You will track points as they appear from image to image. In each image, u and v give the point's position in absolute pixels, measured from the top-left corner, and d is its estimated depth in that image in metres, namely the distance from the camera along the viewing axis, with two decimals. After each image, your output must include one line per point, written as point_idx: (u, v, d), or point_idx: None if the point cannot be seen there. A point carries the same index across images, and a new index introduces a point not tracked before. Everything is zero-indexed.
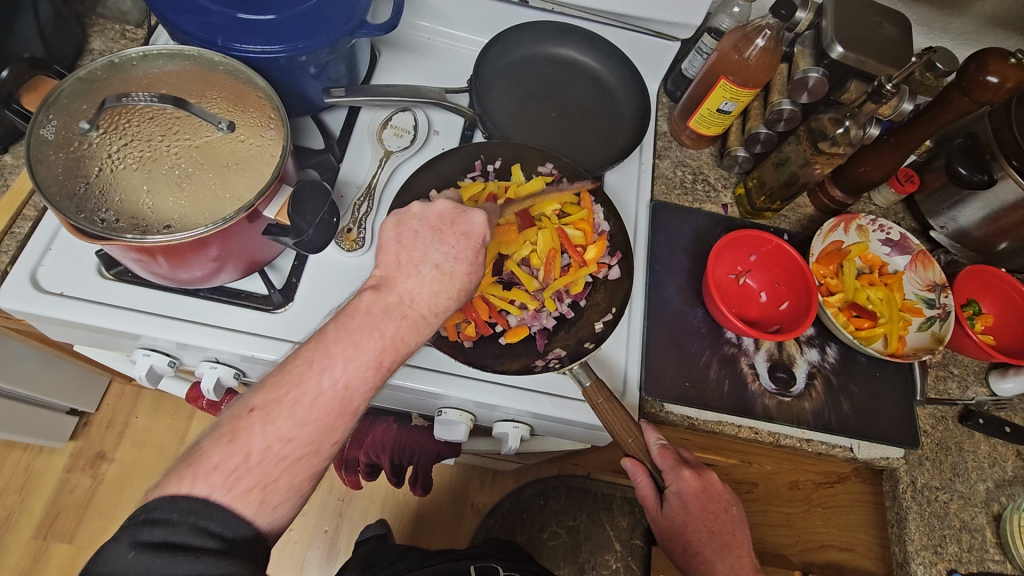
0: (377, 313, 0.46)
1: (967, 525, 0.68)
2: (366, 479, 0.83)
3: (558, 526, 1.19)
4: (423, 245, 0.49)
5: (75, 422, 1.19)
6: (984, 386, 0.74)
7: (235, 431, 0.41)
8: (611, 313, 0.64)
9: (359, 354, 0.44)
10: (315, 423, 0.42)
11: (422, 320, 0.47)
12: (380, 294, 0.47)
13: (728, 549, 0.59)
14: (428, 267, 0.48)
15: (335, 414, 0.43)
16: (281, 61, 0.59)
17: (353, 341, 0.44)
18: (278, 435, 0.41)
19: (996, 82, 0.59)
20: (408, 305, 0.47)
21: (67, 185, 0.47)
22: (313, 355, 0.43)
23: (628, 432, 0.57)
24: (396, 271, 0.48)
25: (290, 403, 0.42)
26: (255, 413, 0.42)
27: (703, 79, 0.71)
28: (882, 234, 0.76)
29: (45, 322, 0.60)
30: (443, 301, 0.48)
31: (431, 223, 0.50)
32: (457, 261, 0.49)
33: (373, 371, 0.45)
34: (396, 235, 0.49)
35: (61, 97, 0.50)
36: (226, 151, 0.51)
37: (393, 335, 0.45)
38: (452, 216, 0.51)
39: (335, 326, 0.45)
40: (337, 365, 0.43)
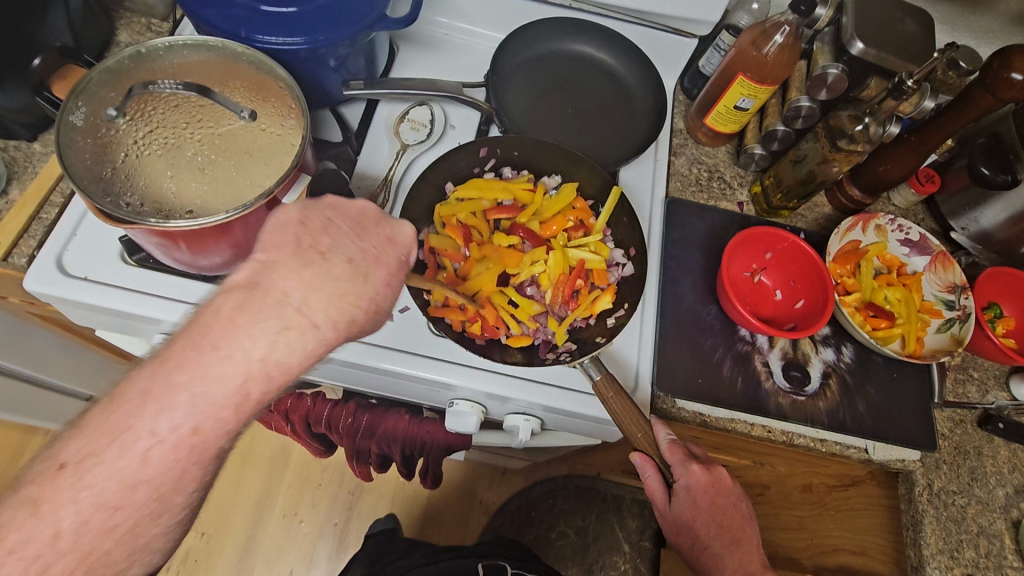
0: (241, 318, 0.40)
1: (985, 531, 0.67)
2: (377, 471, 0.84)
3: (567, 526, 1.24)
4: (335, 235, 0.45)
5: (94, 410, 1.22)
6: (1005, 391, 0.73)
7: (40, 499, 0.36)
8: (623, 310, 0.63)
9: (218, 385, 0.39)
10: (154, 480, 0.38)
11: (312, 330, 0.42)
12: (255, 291, 0.41)
13: (737, 542, 0.59)
14: (338, 260, 0.44)
15: (189, 459, 0.39)
16: (302, 53, 0.60)
17: (202, 365, 0.39)
18: (99, 504, 0.37)
19: (1020, 79, 0.59)
20: (294, 307, 0.41)
21: (94, 170, 0.48)
22: (147, 389, 0.38)
23: (637, 427, 0.56)
24: (277, 260, 0.42)
25: (112, 456, 0.37)
26: (67, 472, 0.37)
27: (720, 76, 0.71)
28: (901, 234, 0.74)
29: (68, 306, 0.61)
30: (353, 303, 0.44)
31: (352, 217, 0.47)
32: (375, 263, 0.46)
33: (232, 411, 0.40)
34: (300, 218, 0.44)
35: (90, 83, 0.51)
36: (247, 140, 0.52)
37: (262, 354, 0.40)
38: (375, 217, 0.48)
39: (182, 345, 0.39)
40: (179, 406, 0.38)
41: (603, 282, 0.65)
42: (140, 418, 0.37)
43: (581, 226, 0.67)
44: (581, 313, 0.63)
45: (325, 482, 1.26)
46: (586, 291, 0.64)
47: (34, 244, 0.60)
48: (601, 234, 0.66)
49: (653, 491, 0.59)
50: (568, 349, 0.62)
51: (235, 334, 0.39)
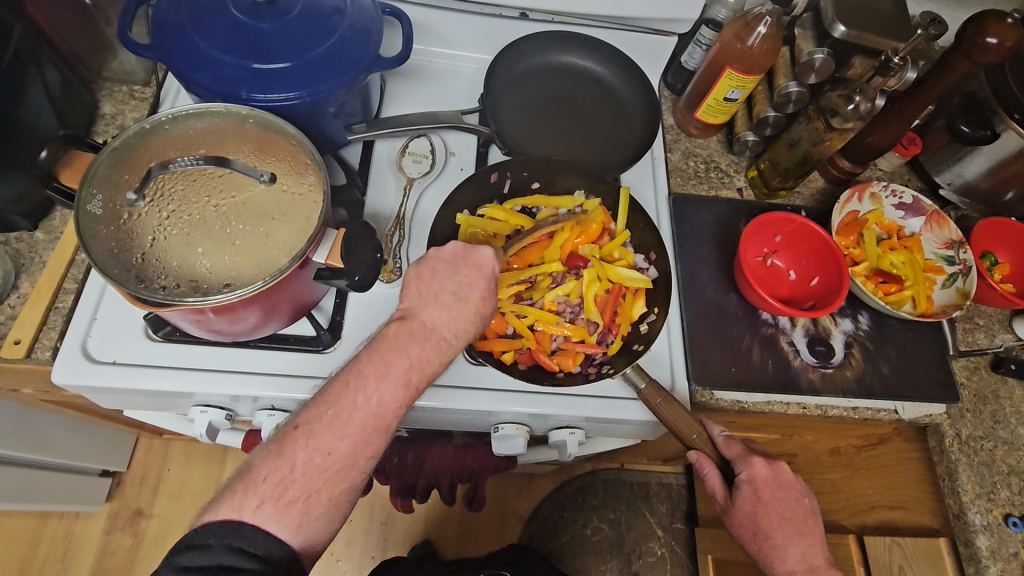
0: (403, 338, 0.49)
1: (1015, 469, 0.70)
2: (420, 501, 0.82)
3: (600, 521, 1.28)
4: (440, 278, 0.52)
5: (109, 483, 1.18)
6: (1010, 333, 0.77)
7: (282, 446, 0.45)
8: (653, 314, 0.64)
9: (390, 374, 0.47)
10: (355, 437, 0.46)
11: (447, 345, 0.51)
12: (406, 322, 0.51)
13: (801, 534, 0.59)
14: (446, 294, 0.52)
15: (372, 429, 0.47)
16: (302, 105, 0.60)
17: (383, 365, 0.48)
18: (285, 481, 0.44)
19: (995, 44, 0.61)
20: (435, 332, 0.50)
21: (123, 258, 0.47)
22: (348, 378, 0.47)
23: (690, 426, 0.58)
24: (419, 302, 0.51)
25: (332, 419, 0.46)
26: (298, 431, 0.46)
27: (706, 70, 0.73)
28: (895, 199, 0.77)
29: (98, 393, 0.60)
30: (464, 323, 0.52)
31: (447, 259, 0.53)
32: (472, 288, 0.53)
33: (403, 389, 0.48)
34: (416, 272, 0.53)
35: (99, 169, 0.50)
36: (271, 204, 0.51)
37: (418, 357, 0.49)
38: (462, 254, 0.54)
39: (370, 350, 0.48)
40: (370, 383, 0.47)
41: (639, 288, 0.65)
42: (353, 392, 0.47)
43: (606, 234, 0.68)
44: (620, 321, 0.64)
45: (356, 516, 1.25)
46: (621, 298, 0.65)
47: (56, 334, 0.58)
48: (627, 238, 0.67)
49: (714, 486, 0.60)
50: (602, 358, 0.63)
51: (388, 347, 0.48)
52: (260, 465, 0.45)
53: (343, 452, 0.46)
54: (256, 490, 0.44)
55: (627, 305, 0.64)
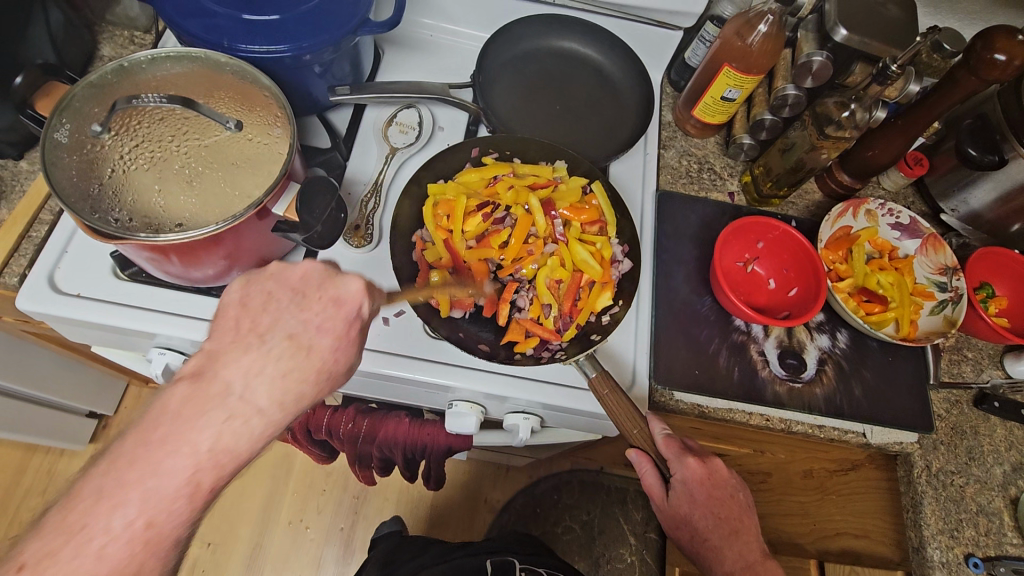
0: (192, 407, 0.42)
1: (984, 509, 0.67)
2: (380, 475, 0.84)
3: (573, 521, 1.26)
4: (274, 312, 0.46)
5: (94, 425, 1.21)
6: (999, 370, 0.73)
7: (37, 565, 0.37)
8: (617, 306, 0.63)
9: (165, 480, 0.40)
10: (139, 544, 0.39)
11: (259, 413, 0.43)
12: (200, 381, 0.43)
13: (737, 535, 0.61)
14: (277, 338, 0.45)
15: (144, 541, 0.40)
16: (287, 60, 0.60)
17: (154, 466, 0.40)
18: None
19: (1003, 60, 0.59)
20: (236, 393, 0.43)
21: (81, 187, 0.48)
22: (94, 478, 0.40)
23: (631, 422, 0.57)
24: (213, 356, 0.44)
25: (98, 529, 0.38)
26: (30, 561, 0.37)
27: (706, 67, 0.71)
28: (892, 218, 0.75)
29: (62, 323, 0.61)
30: (297, 380, 0.45)
31: (292, 285, 0.47)
32: (320, 333, 0.46)
33: (185, 499, 0.41)
34: (240, 297, 0.47)
35: (74, 101, 0.51)
36: (234, 150, 0.52)
37: (211, 447, 0.41)
38: (320, 281, 0.48)
39: (137, 434, 0.41)
40: (165, 473, 0.40)
41: (608, 279, 0.64)
42: (195, 427, 0.41)
43: (589, 227, 0.67)
44: (583, 310, 0.63)
45: (329, 487, 1.26)
46: (586, 289, 0.64)
47: (25, 262, 0.60)
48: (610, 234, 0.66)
49: (650, 485, 0.60)
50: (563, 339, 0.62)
51: (183, 426, 0.41)
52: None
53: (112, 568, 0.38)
54: None
55: (592, 295, 0.63)
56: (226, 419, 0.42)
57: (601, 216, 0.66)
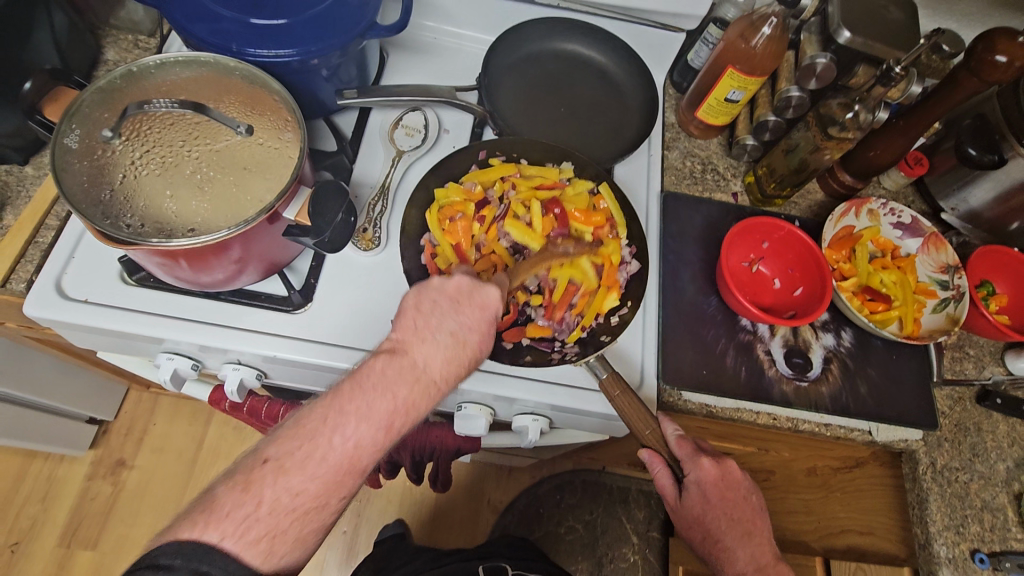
0: (391, 374, 0.47)
1: (988, 505, 0.67)
2: (386, 477, 0.84)
3: (575, 521, 1.27)
4: (439, 314, 0.50)
5: (94, 431, 1.20)
6: (1001, 367, 0.74)
7: (248, 482, 0.42)
8: (626, 308, 0.64)
9: (371, 418, 0.46)
10: (324, 478, 0.44)
11: (434, 386, 0.49)
12: (395, 356, 0.48)
13: (750, 536, 0.61)
14: (444, 333, 0.50)
15: (344, 471, 0.45)
16: (294, 64, 0.60)
17: (371, 406, 0.46)
18: (289, 489, 0.43)
19: (1005, 62, 0.60)
20: (424, 371, 0.48)
21: (92, 193, 0.48)
22: (328, 414, 0.45)
23: (644, 422, 0.58)
24: (412, 337, 0.49)
25: (302, 458, 0.44)
26: (269, 465, 0.43)
27: (710, 69, 0.72)
28: (893, 218, 0.76)
29: (69, 329, 0.61)
30: (458, 364, 0.50)
31: (450, 293, 0.52)
32: (472, 331, 0.51)
33: (382, 435, 0.46)
34: (415, 302, 0.51)
35: (82, 106, 0.51)
36: (244, 154, 0.52)
37: (404, 399, 0.47)
38: (469, 290, 0.52)
39: (351, 385, 0.46)
40: (349, 425, 0.45)
41: (613, 281, 0.64)
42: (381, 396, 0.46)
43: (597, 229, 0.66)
44: (590, 311, 0.63)
45: None
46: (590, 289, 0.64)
47: (32, 269, 0.60)
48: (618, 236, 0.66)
49: (664, 487, 0.60)
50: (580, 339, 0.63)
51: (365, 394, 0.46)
52: (222, 496, 0.42)
53: (311, 492, 0.43)
54: (218, 524, 0.40)
55: (598, 296, 0.63)
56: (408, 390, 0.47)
57: (608, 219, 0.67)
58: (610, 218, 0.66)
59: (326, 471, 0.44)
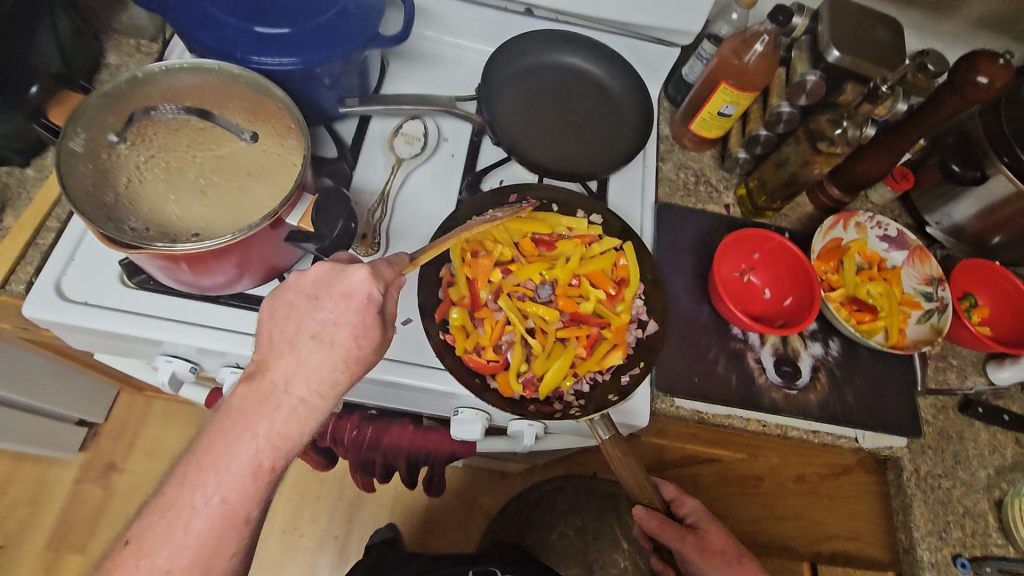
0: (248, 407, 0.44)
1: (970, 511, 0.69)
2: (381, 481, 0.84)
3: (567, 527, 1.23)
4: (297, 317, 0.47)
5: (84, 434, 1.19)
6: (982, 376, 0.76)
7: (112, 569, 0.43)
8: (638, 367, 0.62)
9: (231, 466, 0.44)
10: (198, 546, 0.43)
11: (303, 403, 0.45)
12: (255, 382, 0.46)
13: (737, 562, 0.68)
14: (303, 339, 0.46)
15: (223, 527, 0.44)
16: (298, 73, 0.61)
17: (227, 451, 0.44)
18: (156, 567, 0.43)
19: (986, 83, 0.62)
20: (285, 391, 0.45)
21: (96, 197, 0.48)
22: (184, 475, 0.44)
23: (636, 480, 0.60)
24: (270, 353, 0.46)
25: (163, 531, 0.43)
26: (129, 547, 0.43)
27: (703, 84, 0.74)
28: (880, 231, 0.78)
29: (68, 331, 0.61)
30: (326, 374, 0.46)
31: (307, 290, 0.47)
32: (339, 327, 0.46)
33: (250, 479, 0.44)
34: (269, 312, 0.48)
35: (88, 110, 0.51)
36: (248, 160, 0.53)
37: (268, 432, 0.44)
38: (328, 280, 0.47)
39: (212, 431, 0.44)
40: (208, 483, 0.43)
41: (621, 339, 0.64)
42: (236, 442, 0.44)
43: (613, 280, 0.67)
44: (592, 363, 0.63)
45: (323, 495, 1.26)
46: (597, 343, 0.64)
47: (32, 270, 0.60)
48: (633, 291, 0.65)
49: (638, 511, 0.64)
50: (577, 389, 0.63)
51: (231, 439, 0.44)
52: None
53: (186, 564, 0.43)
54: None
55: (604, 351, 0.63)
56: (275, 418, 0.44)
57: (626, 276, 0.67)
58: (624, 273, 0.67)
59: (197, 536, 0.43)
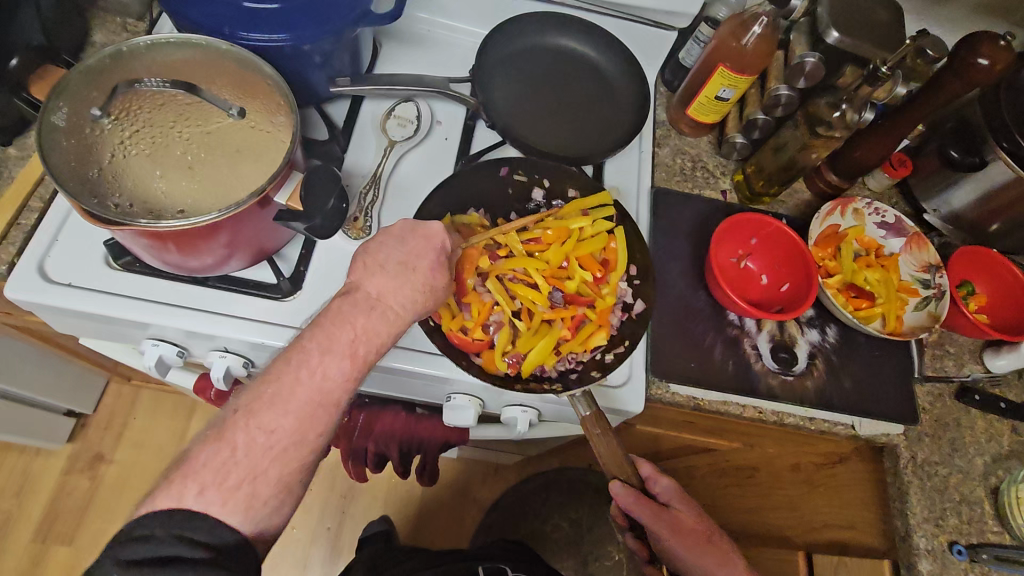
0: (349, 308, 0.50)
1: (966, 498, 0.69)
2: (373, 471, 0.83)
3: (561, 519, 1.22)
4: (386, 249, 0.52)
5: (72, 424, 1.18)
6: (980, 364, 0.76)
7: (221, 431, 0.45)
8: (623, 347, 0.62)
9: (337, 346, 0.48)
10: (298, 412, 0.46)
11: (394, 310, 0.51)
12: (350, 295, 0.51)
13: (709, 542, 0.65)
14: (393, 263, 0.52)
15: (318, 404, 0.47)
16: (287, 49, 0.59)
17: (329, 338, 0.48)
18: (261, 428, 0.45)
19: (987, 65, 0.61)
20: (379, 300, 0.51)
21: (79, 171, 0.47)
22: (291, 355, 0.47)
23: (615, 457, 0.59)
24: (362, 274, 0.52)
25: (270, 398, 0.46)
26: (239, 414, 0.46)
27: (701, 67, 0.73)
28: (878, 217, 0.77)
29: (51, 313, 0.60)
30: (414, 291, 0.52)
31: (396, 233, 0.54)
32: (421, 257, 0.53)
33: (348, 366, 0.48)
34: (363, 244, 0.53)
35: (71, 84, 0.50)
36: (236, 136, 0.51)
37: (364, 325, 0.50)
38: (411, 226, 0.54)
39: (312, 328, 0.49)
40: (314, 359, 0.47)
41: (605, 320, 0.62)
42: (338, 333, 0.48)
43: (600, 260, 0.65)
44: (577, 343, 0.61)
45: (315, 486, 1.24)
46: (582, 323, 0.63)
47: (14, 251, 0.59)
48: (620, 270, 0.64)
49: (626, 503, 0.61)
50: (561, 369, 0.61)
51: (335, 327, 0.49)
52: (198, 451, 0.45)
53: (287, 429, 0.46)
54: (196, 477, 0.43)
55: (589, 331, 0.62)
56: (370, 320, 0.50)
57: (614, 258, 0.65)
58: (612, 253, 0.65)
59: (300, 405, 0.46)
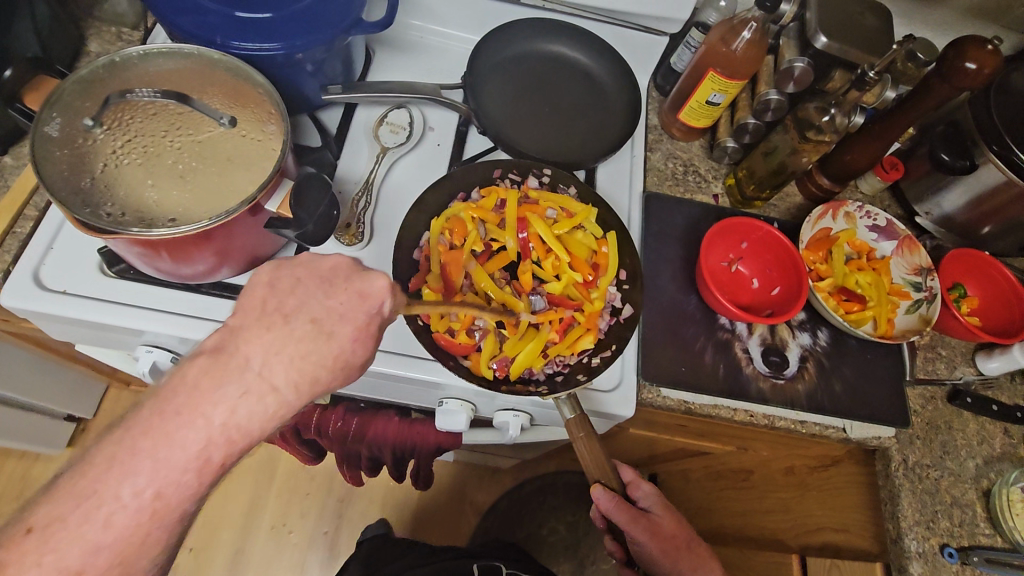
0: (203, 386, 0.38)
1: (958, 501, 0.69)
2: (368, 474, 0.84)
3: (557, 523, 1.27)
4: (302, 294, 0.43)
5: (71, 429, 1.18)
6: (971, 367, 0.76)
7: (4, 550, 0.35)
8: (611, 350, 0.62)
9: (171, 449, 0.37)
10: (117, 537, 0.37)
11: (273, 393, 0.40)
12: (216, 358, 0.39)
13: (686, 547, 0.66)
14: (300, 322, 0.42)
15: (150, 519, 0.38)
16: (279, 58, 0.60)
17: (163, 435, 0.37)
18: (87, 547, 0.36)
19: (974, 68, 0.60)
20: (251, 373, 0.39)
21: (71, 181, 0.48)
22: (122, 446, 0.37)
23: (597, 463, 0.59)
24: (230, 333, 0.40)
25: (76, 519, 0.36)
26: (31, 535, 0.35)
27: (691, 72, 0.73)
28: (869, 221, 0.77)
29: (46, 320, 0.60)
30: (309, 366, 0.41)
31: (321, 273, 0.44)
32: (342, 321, 0.43)
33: (192, 474, 0.38)
34: (269, 278, 0.43)
35: (64, 94, 0.51)
36: (227, 144, 0.52)
37: (223, 420, 0.38)
38: (347, 270, 0.45)
39: (150, 409, 0.38)
40: (136, 471, 0.37)
41: (592, 324, 0.63)
42: (206, 407, 0.38)
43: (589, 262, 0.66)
44: (564, 347, 0.62)
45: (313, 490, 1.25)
46: (570, 326, 0.63)
47: (9, 259, 0.59)
48: (609, 274, 0.65)
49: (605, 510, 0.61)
50: (549, 372, 0.62)
51: (198, 403, 0.38)
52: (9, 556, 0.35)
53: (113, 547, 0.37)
54: None
55: (577, 335, 0.62)
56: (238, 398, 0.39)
57: (603, 262, 0.66)
58: (602, 256, 0.66)
59: (115, 533, 0.37)
